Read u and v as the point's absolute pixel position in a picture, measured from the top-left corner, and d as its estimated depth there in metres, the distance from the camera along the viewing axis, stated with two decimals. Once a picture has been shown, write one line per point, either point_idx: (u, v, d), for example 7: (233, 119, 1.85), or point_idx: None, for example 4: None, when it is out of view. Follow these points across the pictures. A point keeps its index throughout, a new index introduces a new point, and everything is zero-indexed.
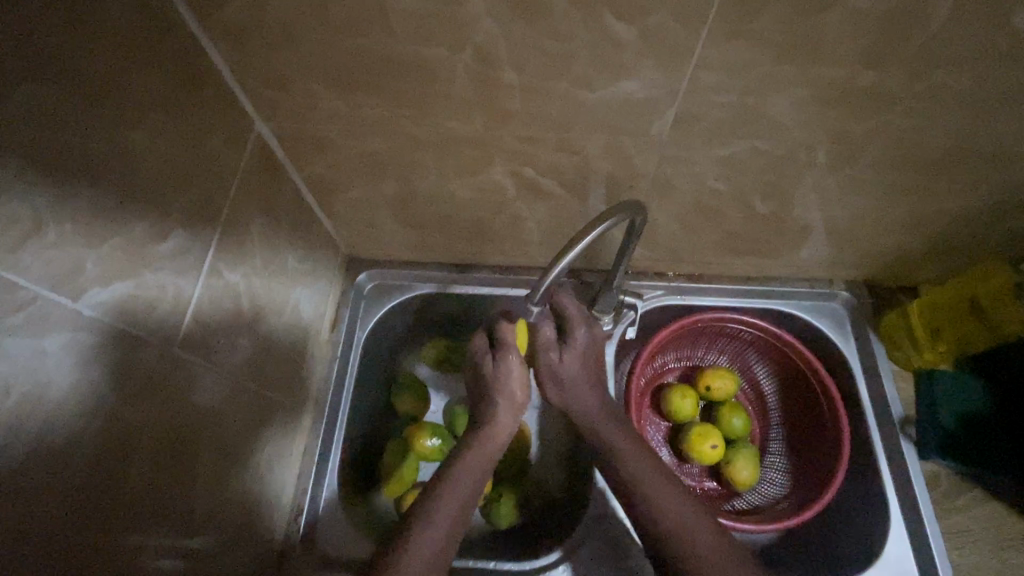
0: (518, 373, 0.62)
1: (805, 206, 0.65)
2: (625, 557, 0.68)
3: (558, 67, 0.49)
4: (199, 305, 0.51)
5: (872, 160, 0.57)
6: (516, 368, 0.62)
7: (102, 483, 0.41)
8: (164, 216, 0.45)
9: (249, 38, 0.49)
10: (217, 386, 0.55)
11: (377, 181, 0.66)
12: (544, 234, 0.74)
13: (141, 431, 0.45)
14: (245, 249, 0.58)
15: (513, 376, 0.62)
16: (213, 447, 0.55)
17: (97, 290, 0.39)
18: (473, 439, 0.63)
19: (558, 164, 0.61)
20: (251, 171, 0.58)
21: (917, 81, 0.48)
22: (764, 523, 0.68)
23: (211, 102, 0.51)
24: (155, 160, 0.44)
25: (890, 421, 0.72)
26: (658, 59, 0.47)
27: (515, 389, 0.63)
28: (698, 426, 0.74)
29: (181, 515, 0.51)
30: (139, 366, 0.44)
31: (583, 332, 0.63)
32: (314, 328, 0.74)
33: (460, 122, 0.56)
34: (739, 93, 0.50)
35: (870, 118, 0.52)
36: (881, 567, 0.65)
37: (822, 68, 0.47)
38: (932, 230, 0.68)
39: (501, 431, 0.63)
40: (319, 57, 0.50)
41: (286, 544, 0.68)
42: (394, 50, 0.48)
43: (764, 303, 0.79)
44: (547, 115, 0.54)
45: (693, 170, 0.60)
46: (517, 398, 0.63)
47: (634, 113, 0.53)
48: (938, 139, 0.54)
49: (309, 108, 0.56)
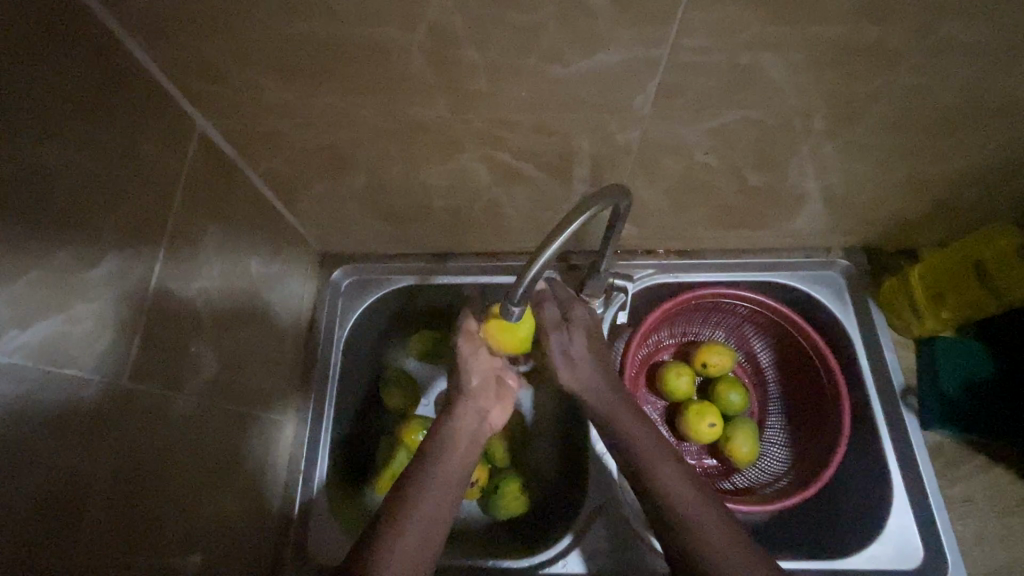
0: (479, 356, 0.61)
1: (800, 174, 0.61)
2: (625, 549, 0.66)
3: (523, 42, 0.44)
4: (149, 327, 0.47)
5: (871, 123, 0.53)
6: (481, 356, 0.61)
7: (59, 533, 0.38)
8: (93, 240, 0.41)
9: (175, 25, 0.43)
10: (183, 407, 0.52)
11: (342, 174, 0.61)
12: (524, 220, 0.70)
13: (96, 470, 0.41)
14: (199, 258, 0.53)
15: (472, 357, 0.61)
16: (185, 473, 0.52)
17: (15, 333, 0.35)
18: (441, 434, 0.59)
19: (535, 147, 0.56)
20: (196, 175, 0.53)
21: (922, 37, 0.43)
22: (763, 502, 0.66)
23: (139, 102, 0.46)
24: (75, 178, 0.39)
25: (891, 392, 0.70)
26: (635, 25, 0.42)
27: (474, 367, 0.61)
28: (696, 404, 0.71)
29: (158, 546, 0.48)
30: (83, 406, 0.40)
31: (580, 309, 0.64)
32: (290, 332, 0.71)
33: (423, 107, 0.51)
34: (725, 60, 0.45)
35: (872, 78, 0.47)
36: (883, 542, 0.65)
37: (817, 28, 0.42)
38: (934, 194, 0.65)
39: (462, 423, 0.60)
40: (257, 42, 0.45)
41: (277, 557, 0.65)
42: (339, 33, 0.43)
43: (760, 277, 0.76)
44: (516, 95, 0.49)
45: (679, 144, 0.56)
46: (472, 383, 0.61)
47: (611, 88, 0.48)
48: (941, 98, 0.50)
49: (254, 101, 0.51)
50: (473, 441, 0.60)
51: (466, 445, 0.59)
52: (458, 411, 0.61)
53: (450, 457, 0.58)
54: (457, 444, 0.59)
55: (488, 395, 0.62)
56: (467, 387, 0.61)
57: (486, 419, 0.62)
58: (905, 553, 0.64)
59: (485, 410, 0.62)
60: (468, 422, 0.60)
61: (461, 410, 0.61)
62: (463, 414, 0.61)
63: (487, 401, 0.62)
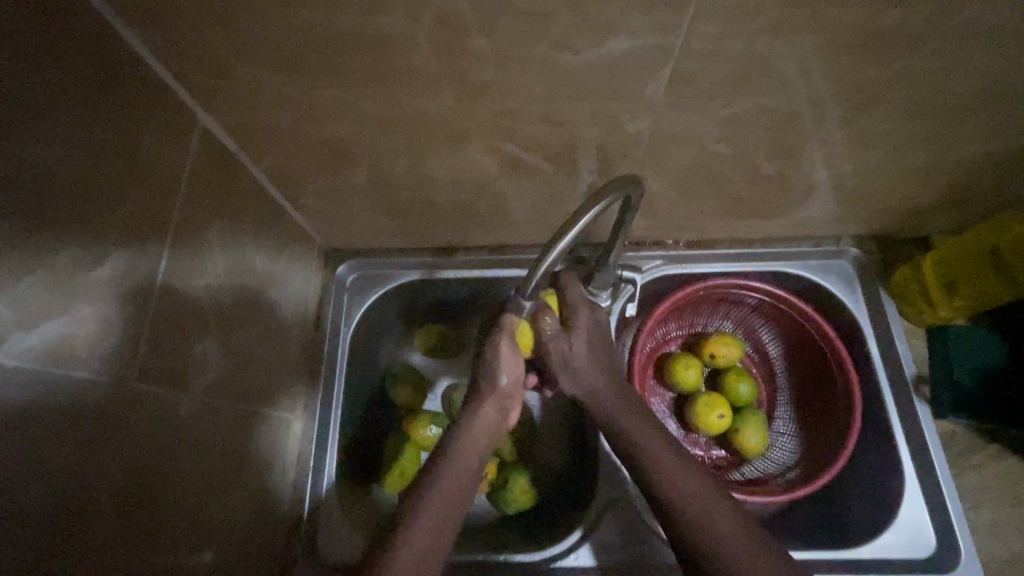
0: (510, 353, 0.56)
1: (813, 162, 0.60)
2: (635, 542, 0.66)
3: (533, 31, 0.42)
4: (153, 327, 0.46)
5: (887, 110, 0.52)
6: (510, 356, 0.56)
7: (67, 537, 0.37)
8: (95, 239, 0.40)
9: (174, 16, 0.42)
10: (190, 407, 0.51)
11: (345, 167, 0.60)
12: (531, 212, 0.69)
13: (102, 475, 0.40)
14: (202, 256, 0.52)
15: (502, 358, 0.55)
16: (193, 473, 0.51)
17: (19, 336, 0.35)
18: (460, 430, 0.58)
19: (543, 138, 0.55)
20: (198, 170, 0.52)
21: (944, 21, 0.42)
22: (774, 493, 0.65)
23: (139, 96, 0.45)
24: (77, 177, 0.38)
25: (903, 381, 0.70)
26: (648, 11, 0.41)
27: (502, 370, 0.57)
28: (704, 396, 0.71)
29: (166, 548, 0.48)
30: (90, 407, 0.39)
31: (584, 313, 0.60)
32: (297, 327, 0.71)
33: (429, 98, 0.50)
34: (740, 47, 0.44)
35: (891, 63, 0.46)
36: (895, 532, 0.64)
37: (836, 11, 0.41)
38: (949, 181, 0.63)
39: (483, 423, 0.58)
40: (259, 35, 0.44)
41: (287, 554, 0.65)
42: (342, 24, 0.42)
43: (768, 267, 0.75)
44: (524, 85, 0.48)
45: (691, 133, 0.55)
46: (501, 385, 0.58)
47: (621, 76, 0.47)
48: (961, 83, 0.49)
49: (255, 93, 0.50)
50: (490, 441, 0.59)
51: (484, 443, 0.59)
52: (479, 411, 0.58)
53: (465, 461, 0.57)
54: (476, 442, 0.58)
55: (512, 398, 0.59)
56: (496, 389, 0.58)
57: (505, 416, 0.60)
58: (917, 542, 0.64)
59: (505, 409, 0.60)
60: (488, 421, 0.59)
61: (483, 408, 0.59)
62: (484, 414, 0.58)
63: (508, 399, 0.59)
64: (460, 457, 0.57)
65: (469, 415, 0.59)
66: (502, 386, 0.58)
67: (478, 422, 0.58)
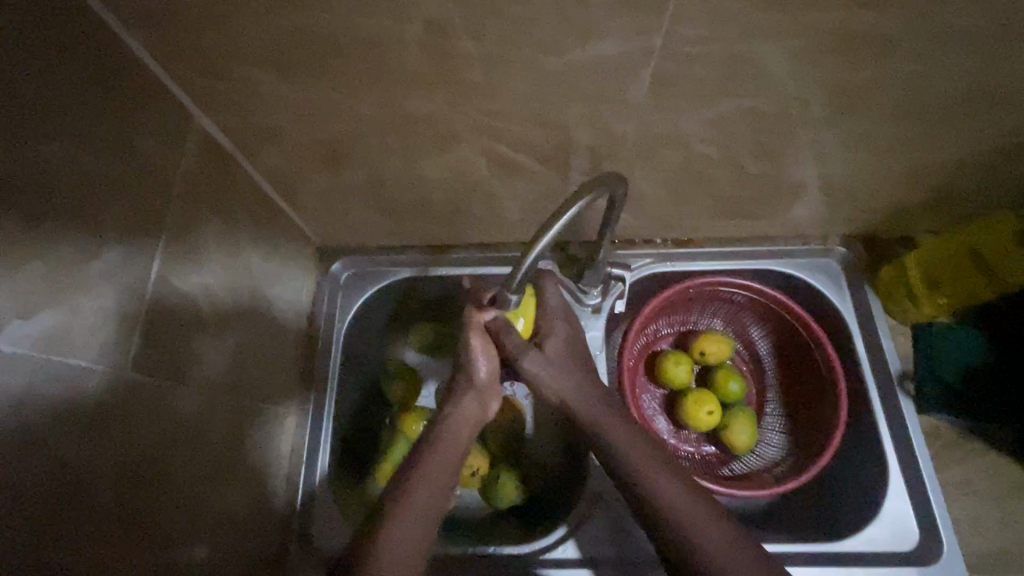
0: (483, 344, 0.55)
1: (797, 162, 0.61)
2: (623, 535, 0.67)
3: (519, 34, 0.44)
4: (150, 320, 0.47)
5: (868, 110, 0.53)
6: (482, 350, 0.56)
7: (68, 517, 0.39)
8: (94, 233, 0.41)
9: (171, 19, 0.44)
10: (186, 398, 0.52)
11: (340, 167, 0.62)
12: (522, 211, 0.70)
13: (99, 461, 0.42)
14: (198, 252, 0.54)
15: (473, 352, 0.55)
16: (189, 463, 0.53)
17: (18, 325, 0.36)
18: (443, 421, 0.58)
19: (532, 138, 0.56)
20: (194, 169, 0.54)
21: (918, 24, 0.43)
22: (760, 488, 0.66)
23: (137, 96, 0.46)
24: (76, 174, 0.40)
25: (888, 377, 0.71)
26: (630, 14, 0.42)
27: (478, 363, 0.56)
28: (696, 393, 0.72)
29: (164, 533, 0.49)
30: (88, 396, 0.41)
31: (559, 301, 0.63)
32: (292, 324, 0.72)
33: (419, 99, 0.51)
34: (721, 50, 0.46)
35: (869, 65, 0.47)
36: (878, 525, 0.65)
37: (812, 15, 0.42)
38: (933, 180, 0.65)
39: (465, 414, 0.58)
40: (254, 38, 0.45)
41: (282, 545, 0.66)
42: (334, 27, 0.44)
43: (756, 265, 0.77)
44: (512, 86, 0.49)
45: (676, 133, 0.56)
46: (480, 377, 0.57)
47: (606, 78, 0.49)
48: (938, 85, 0.50)
49: (251, 94, 0.51)
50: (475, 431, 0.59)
51: (467, 433, 0.59)
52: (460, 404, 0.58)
53: (451, 453, 0.57)
54: (460, 431, 0.58)
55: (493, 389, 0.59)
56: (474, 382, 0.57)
57: (490, 403, 0.59)
58: (900, 535, 0.65)
59: (487, 398, 0.59)
60: (470, 413, 0.58)
61: (463, 401, 0.58)
62: (465, 406, 0.58)
63: (489, 390, 0.59)
64: (445, 449, 0.57)
65: (452, 406, 0.59)
66: (481, 379, 0.57)
67: (461, 414, 0.58)
